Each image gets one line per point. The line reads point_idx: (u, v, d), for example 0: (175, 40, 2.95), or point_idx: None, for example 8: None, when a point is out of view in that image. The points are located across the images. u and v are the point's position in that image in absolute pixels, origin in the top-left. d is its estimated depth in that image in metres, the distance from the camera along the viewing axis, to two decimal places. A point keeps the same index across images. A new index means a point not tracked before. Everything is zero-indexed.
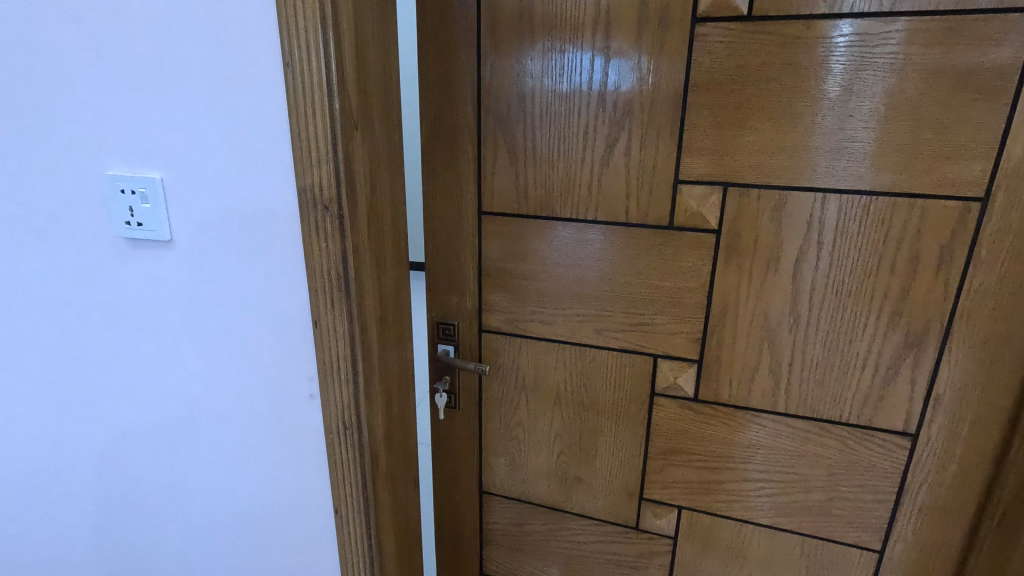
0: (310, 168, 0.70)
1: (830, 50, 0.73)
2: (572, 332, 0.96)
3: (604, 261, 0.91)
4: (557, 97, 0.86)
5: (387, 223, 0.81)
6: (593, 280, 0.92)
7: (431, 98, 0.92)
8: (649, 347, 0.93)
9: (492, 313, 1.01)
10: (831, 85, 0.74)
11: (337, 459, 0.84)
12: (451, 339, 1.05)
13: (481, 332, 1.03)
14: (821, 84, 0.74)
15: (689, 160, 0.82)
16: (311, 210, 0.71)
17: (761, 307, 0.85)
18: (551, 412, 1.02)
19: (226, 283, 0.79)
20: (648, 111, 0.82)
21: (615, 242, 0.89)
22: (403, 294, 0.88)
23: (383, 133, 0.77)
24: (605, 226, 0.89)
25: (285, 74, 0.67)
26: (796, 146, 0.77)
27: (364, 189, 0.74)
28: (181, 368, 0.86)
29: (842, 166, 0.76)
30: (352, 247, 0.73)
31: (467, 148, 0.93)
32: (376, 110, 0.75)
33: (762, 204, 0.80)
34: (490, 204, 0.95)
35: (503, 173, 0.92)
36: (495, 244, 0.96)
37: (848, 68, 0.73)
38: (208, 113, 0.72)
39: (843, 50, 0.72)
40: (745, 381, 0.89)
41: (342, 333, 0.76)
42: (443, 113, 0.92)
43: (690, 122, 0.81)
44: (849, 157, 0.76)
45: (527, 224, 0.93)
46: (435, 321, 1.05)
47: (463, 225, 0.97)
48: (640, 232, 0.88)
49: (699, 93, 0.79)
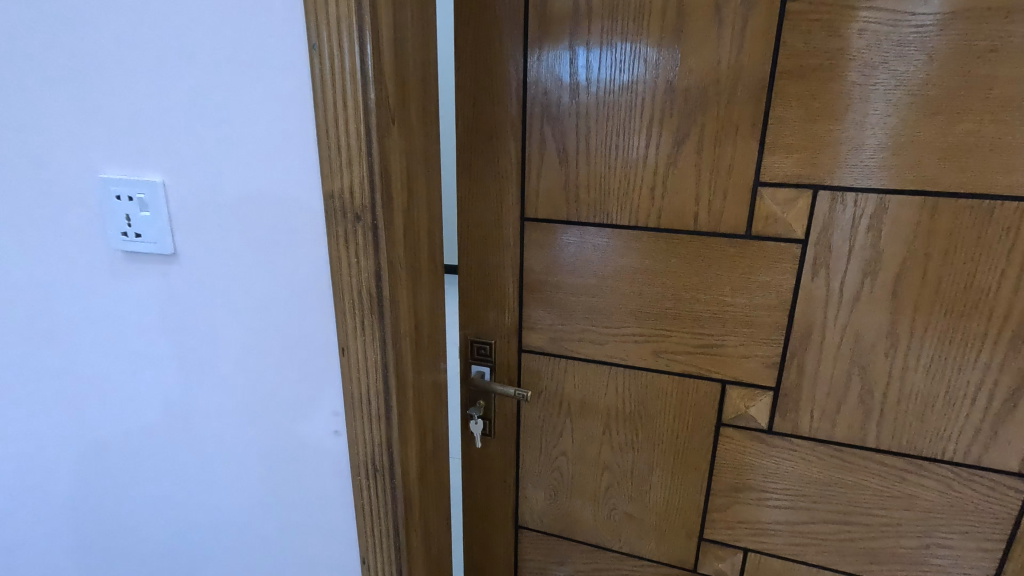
0: (339, 171, 0.59)
1: (900, 26, 0.63)
2: (626, 354, 0.85)
3: (661, 273, 0.80)
4: (614, 89, 0.75)
5: (425, 233, 0.71)
6: (649, 295, 0.81)
7: (469, 89, 0.81)
8: (717, 371, 0.81)
9: (535, 331, 0.90)
10: (877, 66, 0.65)
11: (366, 503, 0.73)
12: (485, 360, 0.94)
13: (521, 352, 0.92)
14: (866, 63, 0.65)
15: (773, 159, 0.71)
16: (340, 219, 0.61)
17: (853, 328, 0.73)
18: (600, 442, 0.91)
19: (240, 305, 0.68)
20: (724, 103, 0.71)
21: (678, 252, 0.78)
22: (438, 314, 0.78)
23: (420, 127, 0.66)
24: (668, 234, 0.78)
25: (311, 58, 0.56)
26: (857, 140, 0.67)
27: (399, 192, 0.63)
28: (187, 401, 0.75)
29: (875, 161, 0.67)
30: (386, 262, 0.62)
31: (510, 147, 0.82)
32: (414, 99, 0.64)
33: (858, 211, 0.69)
34: (534, 209, 0.84)
35: (551, 175, 0.81)
36: (538, 254, 0.85)
37: (904, 49, 0.63)
38: (220, 105, 0.61)
39: (909, 28, 0.63)
40: (828, 412, 0.78)
41: (374, 362, 0.65)
42: (483, 107, 0.81)
43: (776, 115, 0.69)
44: (899, 151, 0.66)
45: (576, 231, 0.82)
46: (469, 339, 0.94)
47: (503, 233, 0.86)
48: (710, 242, 0.76)
49: (788, 81, 0.68)
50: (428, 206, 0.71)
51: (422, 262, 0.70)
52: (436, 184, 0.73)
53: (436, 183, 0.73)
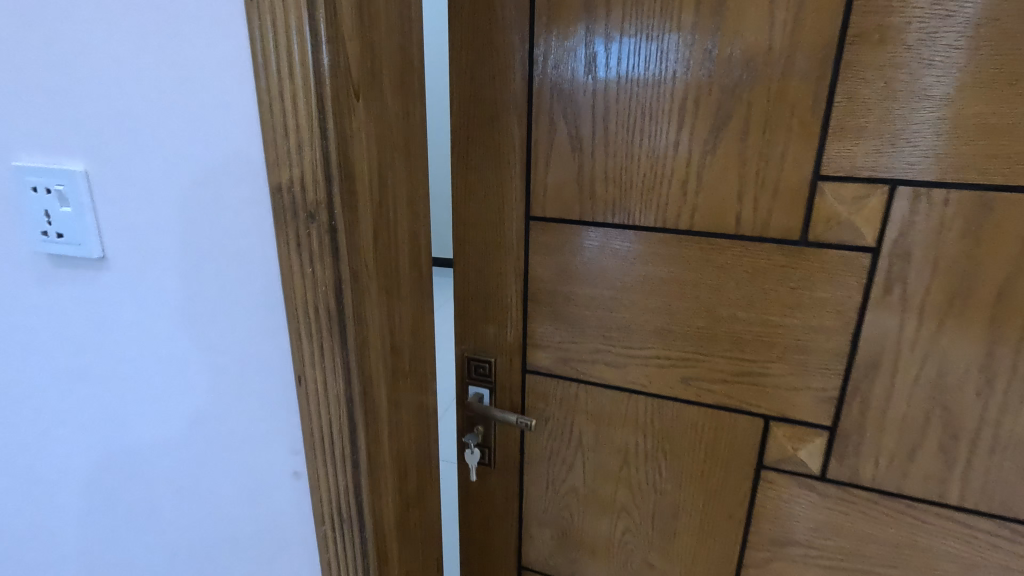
0: (286, 158, 0.47)
1: None
2: (648, 380, 0.72)
3: (692, 285, 0.66)
4: (639, 62, 0.61)
5: (405, 236, 0.58)
6: (678, 311, 0.68)
7: (466, 64, 0.69)
8: (759, 405, 0.68)
9: (541, 349, 0.77)
10: (961, 30, 0.51)
11: (332, 558, 0.61)
12: (484, 381, 0.81)
13: (525, 372, 0.79)
14: (947, 26, 0.51)
15: (838, 147, 0.57)
16: (290, 219, 0.48)
17: (935, 360, 0.59)
18: (616, 480, 0.78)
19: (180, 321, 0.57)
20: (778, 76, 0.57)
21: (715, 260, 0.64)
22: (424, 331, 0.65)
23: (396, 106, 0.54)
24: (703, 239, 0.64)
25: (248, 13, 0.44)
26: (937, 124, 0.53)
27: (367, 185, 0.50)
28: (121, 434, 0.63)
29: (957, 151, 0.53)
30: (349, 273, 0.50)
31: (513, 132, 0.69)
32: (387, 71, 0.52)
33: (949, 213, 0.55)
34: (542, 206, 0.71)
35: (561, 166, 0.68)
36: (546, 260, 0.72)
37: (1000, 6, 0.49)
38: (148, 75, 0.49)
39: None
40: (898, 460, 0.63)
41: (337, 393, 0.53)
42: (482, 85, 0.69)
43: (844, 91, 0.55)
44: (1001, 138, 0.52)
45: (591, 233, 0.69)
46: (465, 357, 0.82)
47: (505, 234, 0.73)
48: (755, 249, 0.62)
49: (862, 47, 0.53)
50: (408, 203, 0.58)
51: (401, 269, 0.58)
52: (420, 176, 0.60)
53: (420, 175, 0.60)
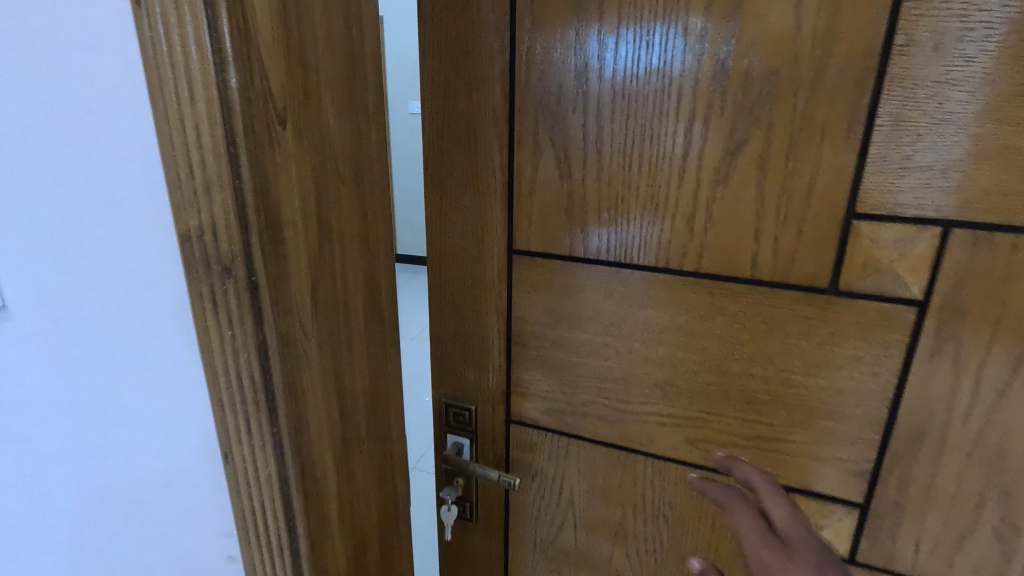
0: (191, 201, 0.38)
1: None
2: (648, 438, 0.63)
3: (699, 335, 0.57)
4: (637, 74, 0.52)
5: (357, 282, 0.49)
6: (682, 363, 0.58)
7: (439, 75, 0.59)
8: (776, 474, 0.58)
9: (527, 397, 0.68)
10: None
11: None
12: (463, 431, 0.73)
13: (509, 422, 0.70)
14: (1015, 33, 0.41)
15: (878, 180, 0.47)
16: (201, 273, 0.40)
17: (992, 435, 0.49)
18: (611, 545, 0.69)
19: (86, 383, 0.48)
20: (805, 93, 0.47)
21: (726, 307, 0.55)
22: (386, 386, 0.56)
23: (341, 131, 0.45)
24: (712, 283, 0.54)
25: (136, 21, 0.35)
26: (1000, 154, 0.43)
27: (299, 230, 0.41)
28: (16, 514, 0.53)
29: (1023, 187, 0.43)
30: (277, 337, 0.41)
31: (493, 154, 0.59)
32: (328, 91, 0.43)
33: (1015, 263, 0.45)
34: (526, 239, 0.61)
35: (548, 193, 0.59)
36: (531, 299, 0.63)
37: None
38: (31, 96, 0.40)
39: None
40: (943, 548, 0.53)
41: (267, 475, 0.45)
42: (457, 100, 0.59)
43: (886, 112, 0.45)
44: None
45: (582, 272, 0.60)
46: (443, 403, 0.73)
47: (485, 269, 0.64)
48: (774, 296, 0.52)
49: (911, 59, 0.43)
50: (360, 243, 0.49)
51: (352, 321, 0.49)
52: (377, 210, 0.51)
53: (378, 209, 0.51)
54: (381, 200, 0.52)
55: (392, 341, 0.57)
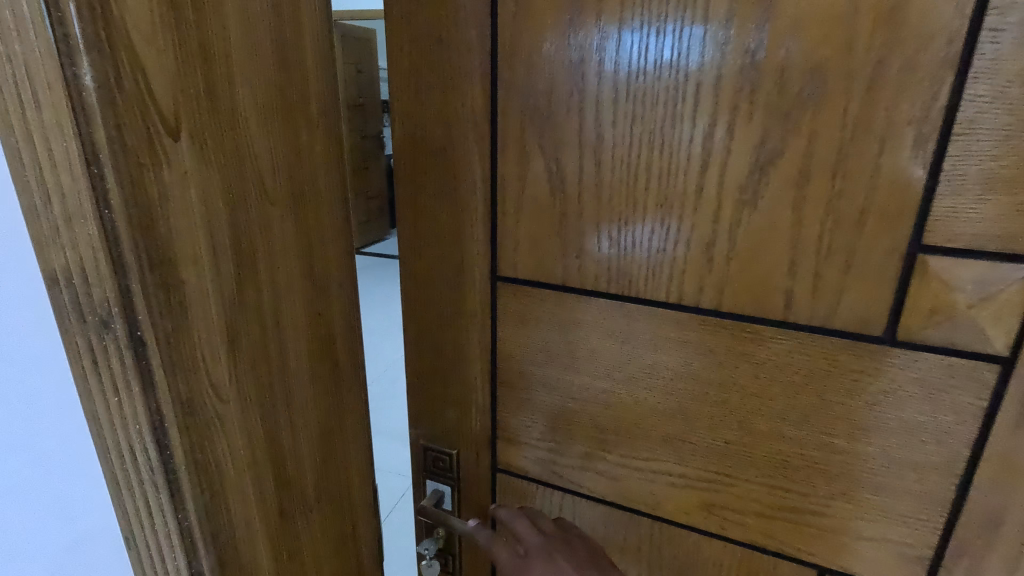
0: (47, 236, 0.28)
1: None
2: (656, 500, 0.53)
3: (717, 384, 0.47)
4: (644, 68, 0.42)
5: (297, 323, 0.40)
6: (696, 417, 0.49)
7: (409, 71, 0.50)
8: (809, 552, 0.48)
9: (515, 445, 0.59)
10: None
11: None
12: (444, 478, 0.64)
13: (496, 471, 0.61)
14: None
15: (951, 204, 0.36)
16: (70, 328, 0.30)
17: None
18: None
19: None
20: (860, 93, 0.36)
21: (752, 354, 0.45)
22: (343, 442, 0.48)
23: (267, 140, 0.36)
24: (733, 324, 0.45)
25: None
26: None
27: (205, 269, 0.32)
28: None
29: None
30: (177, 404, 0.32)
31: (473, 164, 0.50)
32: (245, 90, 0.34)
33: None
34: (513, 265, 0.52)
35: (537, 212, 0.49)
36: (519, 334, 0.54)
37: None
38: None
39: None
40: None
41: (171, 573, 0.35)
42: (430, 101, 0.50)
43: (967, 117, 0.35)
44: None
45: (577, 305, 0.50)
46: (421, 446, 0.64)
47: (466, 299, 0.55)
48: (812, 344, 0.42)
49: (1004, 48, 0.33)
50: (300, 277, 0.40)
51: (291, 370, 0.40)
52: (325, 235, 0.42)
53: (325, 234, 0.42)
54: (330, 223, 0.43)
55: (350, 387, 0.48)
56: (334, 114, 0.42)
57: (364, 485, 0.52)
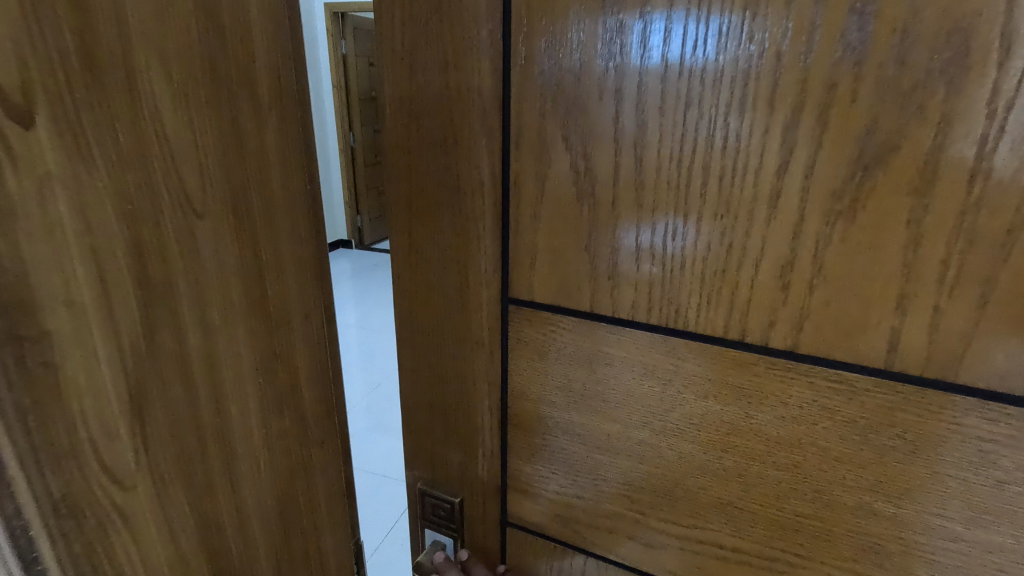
0: None
1: None
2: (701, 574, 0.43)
3: (787, 444, 0.37)
4: (703, 36, 0.31)
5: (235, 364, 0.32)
6: (757, 481, 0.39)
7: (401, 46, 0.40)
8: None
9: (528, 497, 0.49)
10: None
11: None
12: (445, 528, 0.55)
13: (505, 525, 0.51)
14: None
15: None
16: None
17: None
18: None
19: None
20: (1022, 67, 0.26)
21: (836, 409, 0.35)
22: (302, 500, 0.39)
23: (181, 136, 0.27)
24: (814, 371, 0.34)
25: None
26: None
27: (88, 311, 0.24)
28: None
29: None
30: (47, 507, 0.23)
31: (480, 162, 0.40)
32: (150, 70, 0.26)
33: None
34: (528, 286, 0.42)
35: (558, 222, 0.39)
36: (535, 368, 0.44)
37: None
38: None
39: None
40: None
41: None
42: (427, 84, 0.40)
43: None
44: None
45: (608, 337, 0.40)
46: (418, 490, 0.55)
47: (472, 324, 0.45)
48: (921, 401, 0.32)
49: None
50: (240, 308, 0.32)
51: (230, 423, 0.32)
52: (268, 253, 0.34)
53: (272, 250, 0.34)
54: (276, 237, 0.34)
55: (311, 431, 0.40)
56: (281, 103, 0.33)
57: (333, 544, 0.44)
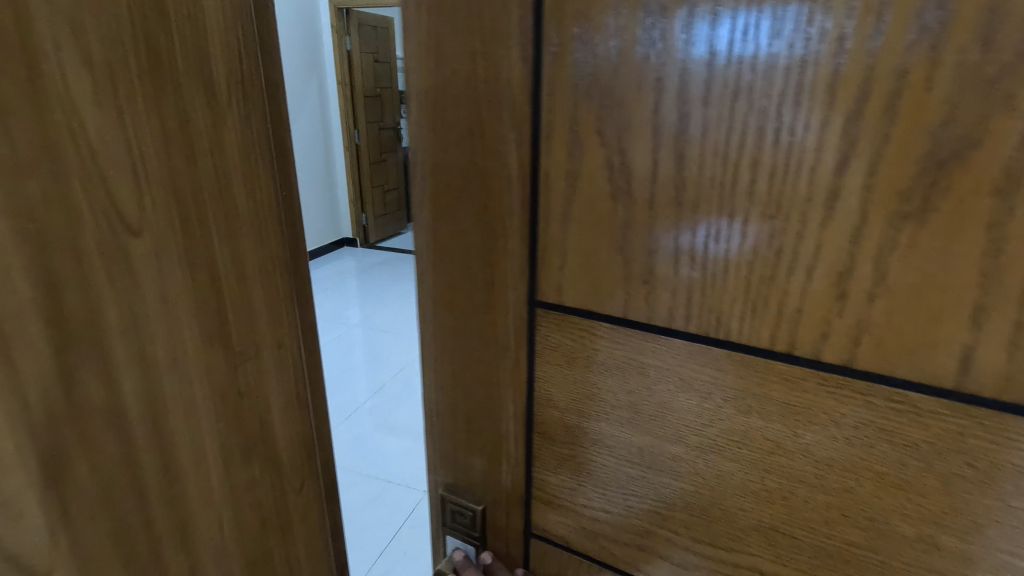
0: None
1: None
2: None
3: (838, 467, 0.34)
4: (756, 19, 0.29)
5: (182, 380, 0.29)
6: (802, 505, 0.36)
7: (428, 35, 0.38)
8: None
9: (554, 508, 0.47)
10: None
11: None
12: (465, 537, 0.53)
13: (529, 536, 0.49)
14: None
15: None
16: None
17: None
18: None
19: None
20: None
21: (896, 432, 0.31)
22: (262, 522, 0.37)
23: (103, 128, 0.24)
24: (871, 390, 0.31)
25: None
26: None
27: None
28: None
29: None
30: None
31: (509, 158, 0.38)
32: (61, 53, 0.22)
33: None
34: (556, 289, 0.40)
35: (590, 221, 0.37)
36: (563, 376, 0.42)
37: None
38: None
39: None
40: None
41: None
42: (454, 76, 0.38)
43: None
44: None
45: (641, 345, 0.38)
46: (440, 497, 0.53)
47: (496, 328, 0.43)
48: (996, 428, 0.29)
49: None
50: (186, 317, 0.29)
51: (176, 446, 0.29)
52: (220, 256, 0.31)
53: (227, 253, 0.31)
54: (229, 239, 0.31)
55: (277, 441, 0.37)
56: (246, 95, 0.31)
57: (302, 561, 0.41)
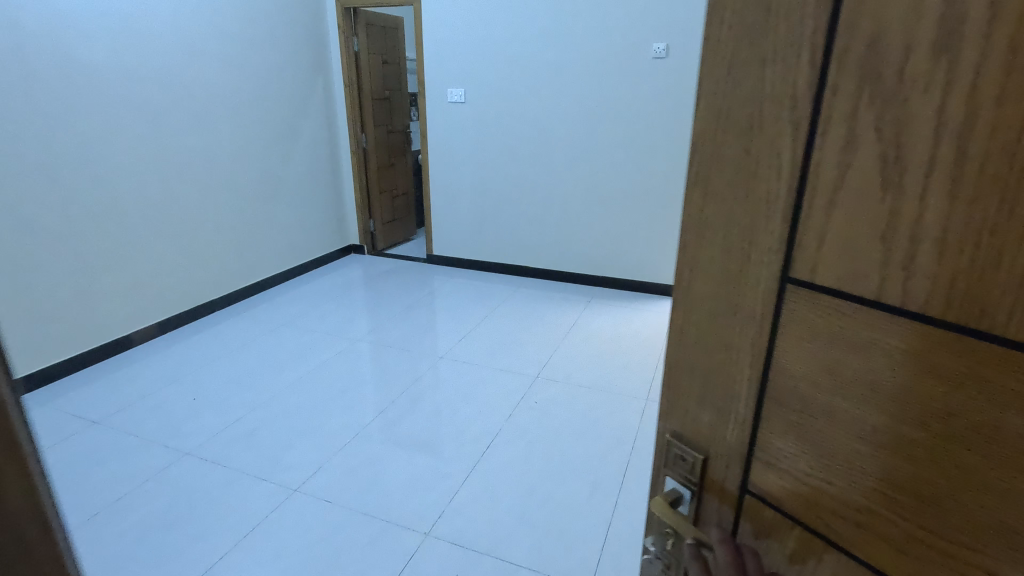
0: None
1: None
2: None
3: None
4: None
5: None
6: None
7: (722, 50, 0.46)
8: None
9: (774, 471, 0.52)
10: None
11: None
12: (682, 480, 0.61)
13: (745, 493, 0.55)
14: None
15: None
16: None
17: None
18: None
19: None
20: None
21: None
22: None
23: None
24: None
25: None
26: None
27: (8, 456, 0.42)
28: None
29: None
30: None
31: (781, 151, 0.44)
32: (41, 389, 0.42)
33: None
34: (810, 268, 0.45)
35: (854, 209, 0.41)
36: (805, 349, 0.47)
37: None
38: None
39: None
40: None
41: None
42: (741, 78, 0.45)
43: None
44: None
45: (892, 329, 0.41)
46: (666, 442, 0.62)
47: (744, 298, 0.50)
48: None
49: None
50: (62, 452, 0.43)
51: None
52: None
53: None
54: None
55: None
56: None
57: None
